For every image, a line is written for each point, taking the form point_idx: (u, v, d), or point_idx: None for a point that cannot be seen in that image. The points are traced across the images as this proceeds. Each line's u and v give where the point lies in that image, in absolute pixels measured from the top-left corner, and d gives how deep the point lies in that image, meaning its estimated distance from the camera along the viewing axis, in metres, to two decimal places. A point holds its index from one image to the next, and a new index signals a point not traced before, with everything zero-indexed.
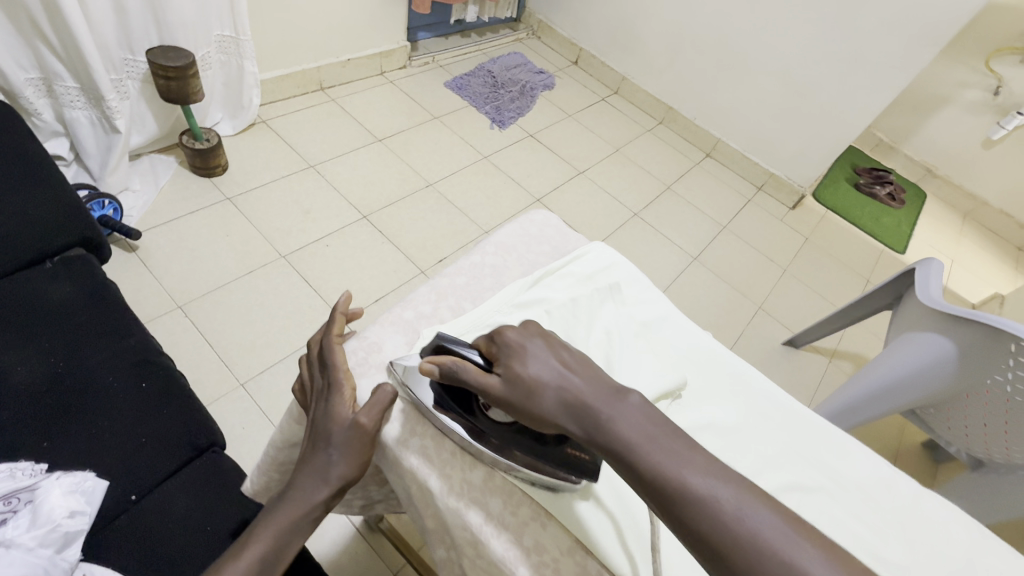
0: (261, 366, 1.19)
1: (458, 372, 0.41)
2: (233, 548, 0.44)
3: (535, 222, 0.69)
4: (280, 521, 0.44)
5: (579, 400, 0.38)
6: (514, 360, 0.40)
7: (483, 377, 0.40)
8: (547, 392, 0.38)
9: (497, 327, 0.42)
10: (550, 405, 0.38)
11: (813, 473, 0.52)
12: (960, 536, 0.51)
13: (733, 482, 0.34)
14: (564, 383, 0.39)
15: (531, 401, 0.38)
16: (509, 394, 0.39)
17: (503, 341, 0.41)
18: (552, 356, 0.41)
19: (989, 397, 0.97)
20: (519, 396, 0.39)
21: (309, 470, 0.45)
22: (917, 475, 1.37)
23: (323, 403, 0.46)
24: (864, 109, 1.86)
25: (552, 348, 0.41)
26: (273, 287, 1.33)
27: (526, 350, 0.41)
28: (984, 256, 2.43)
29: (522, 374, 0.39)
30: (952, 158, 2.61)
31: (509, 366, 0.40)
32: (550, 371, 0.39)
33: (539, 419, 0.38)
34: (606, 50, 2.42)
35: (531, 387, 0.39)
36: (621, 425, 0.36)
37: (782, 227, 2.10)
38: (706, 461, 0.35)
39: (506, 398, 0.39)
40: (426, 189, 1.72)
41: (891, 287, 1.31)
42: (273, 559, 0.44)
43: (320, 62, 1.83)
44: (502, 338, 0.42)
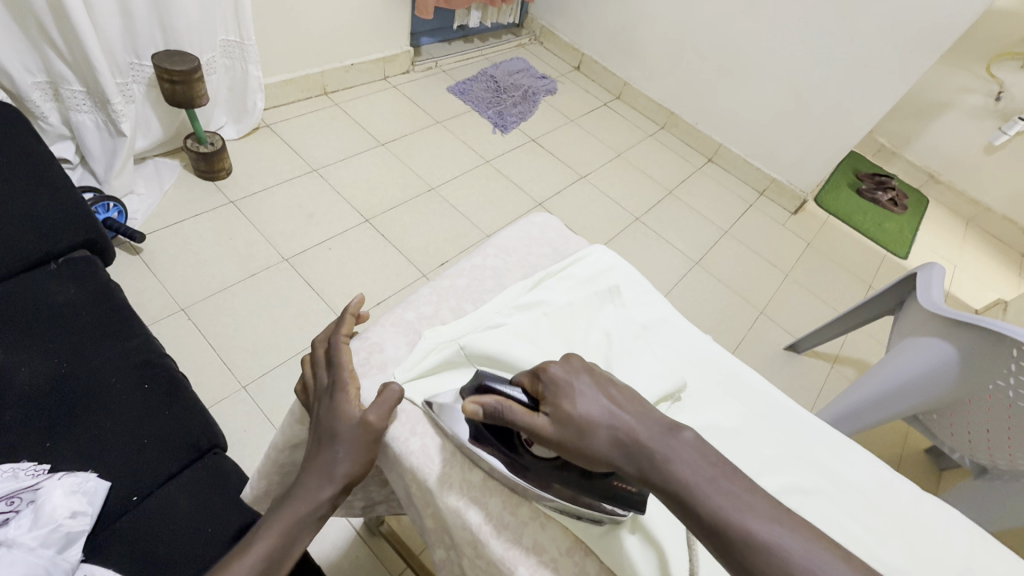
0: (263, 368, 1.20)
1: (504, 413, 0.40)
2: (240, 543, 0.45)
3: (536, 224, 0.70)
4: (288, 518, 0.45)
5: (632, 441, 0.38)
6: (561, 398, 0.40)
7: (531, 417, 0.40)
8: (597, 432, 0.38)
9: (540, 363, 0.42)
10: (602, 444, 0.38)
11: (813, 475, 0.52)
12: (960, 540, 0.51)
13: (796, 528, 0.34)
14: (614, 422, 0.39)
15: (582, 441, 0.38)
16: (558, 434, 0.39)
17: (549, 377, 0.41)
18: (600, 393, 0.40)
19: (992, 402, 0.97)
20: (569, 436, 0.39)
21: (316, 470, 0.45)
22: (920, 481, 1.36)
23: (330, 401, 0.46)
24: (864, 114, 1.86)
25: (600, 385, 0.41)
26: (276, 290, 1.34)
27: (574, 387, 0.40)
28: (987, 262, 2.42)
29: (572, 414, 0.39)
30: (954, 163, 2.61)
31: (558, 405, 0.39)
32: (601, 409, 0.39)
33: (591, 458, 0.38)
34: (608, 55, 2.43)
35: (580, 426, 0.39)
36: (676, 468, 0.36)
37: (783, 232, 2.10)
38: (766, 504, 0.35)
39: (556, 438, 0.39)
40: (428, 193, 1.73)
41: (892, 292, 1.31)
42: (280, 556, 0.44)
43: (324, 67, 1.84)
44: (548, 374, 0.41)
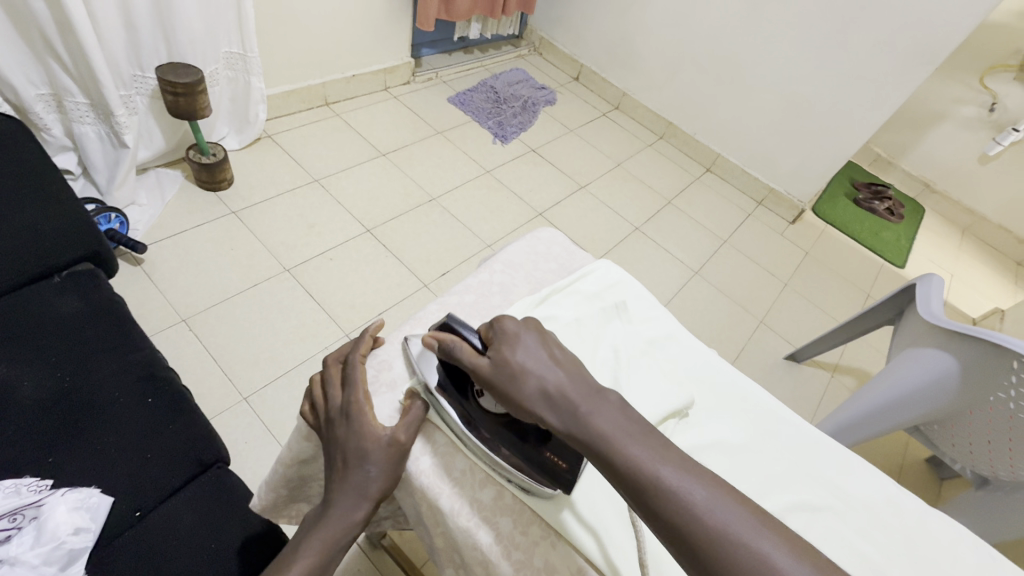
0: (265, 379, 1.19)
1: (453, 350, 0.45)
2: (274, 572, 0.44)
3: (542, 239, 0.70)
4: (323, 538, 0.44)
5: (559, 389, 0.40)
6: (504, 345, 0.43)
7: (475, 357, 0.43)
8: (528, 378, 0.41)
9: (498, 315, 0.46)
10: (529, 391, 0.40)
11: (821, 492, 0.52)
12: (967, 557, 0.51)
13: (705, 481, 0.35)
14: (545, 371, 0.41)
15: (514, 388, 0.41)
16: (494, 378, 0.42)
17: (500, 328, 0.44)
18: (543, 350, 0.43)
19: (992, 414, 0.97)
20: (502, 383, 0.41)
21: (347, 490, 0.44)
22: (922, 492, 1.36)
23: (354, 420, 0.45)
24: (860, 126, 1.88)
25: (545, 344, 0.43)
26: (277, 301, 1.33)
27: (518, 341, 0.43)
28: (983, 270, 2.44)
29: (509, 360, 0.42)
30: (950, 173, 2.64)
31: (500, 350, 0.43)
32: (538, 362, 0.41)
33: (519, 404, 0.40)
34: (606, 66, 2.45)
35: (515, 373, 0.41)
36: (600, 418, 0.38)
37: (781, 241, 2.11)
38: (680, 459, 0.36)
39: (492, 381, 0.42)
40: (429, 203, 1.74)
41: (892, 303, 1.32)
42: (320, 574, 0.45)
43: (326, 79, 1.86)
44: (500, 325, 0.45)
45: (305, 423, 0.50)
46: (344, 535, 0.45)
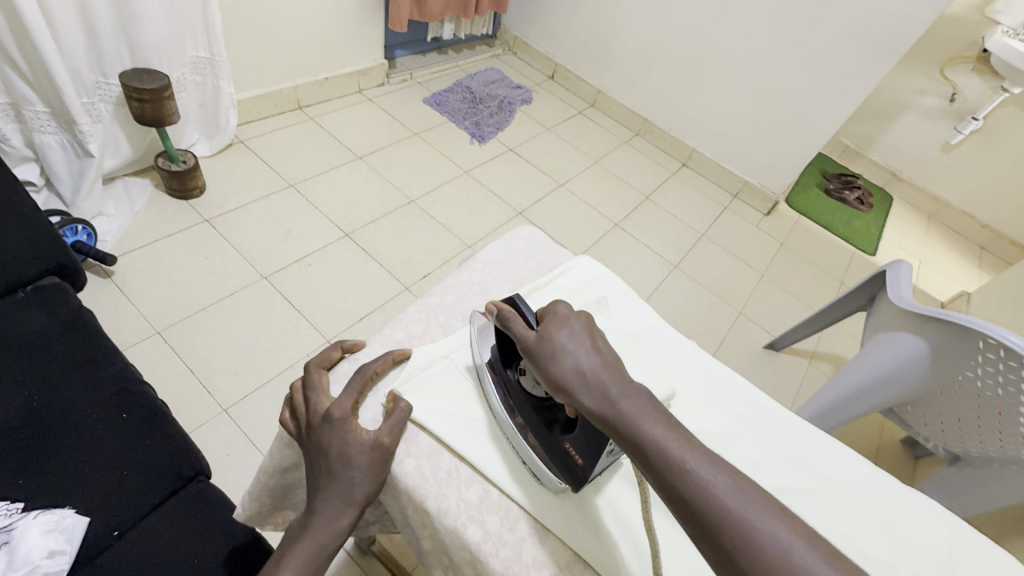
0: (245, 389, 1.17)
1: (505, 323, 0.46)
2: None
3: (520, 238, 0.70)
4: (311, 547, 0.43)
5: (595, 371, 0.40)
6: (552, 325, 0.44)
7: (522, 331, 0.45)
8: (569, 357, 0.41)
9: (555, 299, 0.46)
10: (565, 369, 0.41)
11: (799, 476, 0.54)
12: (941, 532, 0.53)
13: (731, 477, 0.35)
14: (585, 355, 0.41)
15: (551, 364, 0.41)
16: (535, 352, 0.43)
17: (554, 310, 0.45)
18: (586, 335, 0.43)
19: (961, 393, 1.01)
20: (543, 357, 0.42)
21: (332, 497, 0.43)
22: (898, 472, 1.41)
23: (340, 425, 0.44)
24: (829, 118, 1.93)
25: (591, 331, 0.43)
26: (255, 309, 1.31)
27: (566, 324, 0.44)
28: (949, 255, 2.53)
29: (551, 339, 0.42)
30: (915, 162, 2.72)
31: (546, 329, 0.43)
32: (578, 345, 0.42)
33: (554, 381, 0.41)
34: (581, 64, 2.47)
35: (555, 351, 0.42)
36: (629, 402, 0.38)
37: (757, 233, 2.15)
38: (707, 453, 0.36)
39: (533, 356, 0.43)
40: (408, 205, 1.72)
41: (865, 289, 1.35)
42: None
43: (298, 82, 1.83)
44: (554, 308, 0.45)
45: (285, 430, 0.49)
46: (330, 544, 0.44)
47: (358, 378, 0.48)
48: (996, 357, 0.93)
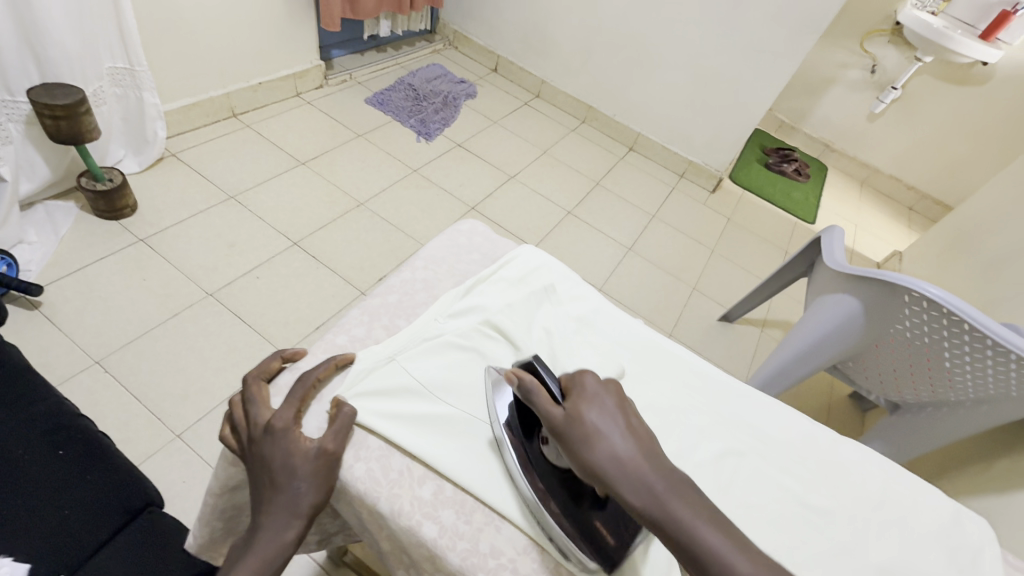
0: (198, 413, 1.12)
1: (530, 393, 0.44)
2: None
3: (462, 232, 0.70)
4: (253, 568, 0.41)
5: (634, 460, 0.39)
6: (583, 403, 0.42)
7: (550, 406, 0.43)
8: (604, 440, 0.40)
9: (581, 369, 0.46)
10: (601, 457, 0.39)
11: (743, 437, 0.57)
12: (873, 474, 0.58)
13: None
14: (620, 438, 0.40)
15: (585, 447, 0.40)
16: (564, 432, 0.41)
17: (581, 383, 0.44)
18: (619, 415, 0.42)
19: (894, 344, 1.08)
20: (575, 441, 0.40)
21: (276, 510, 0.42)
22: (849, 426, 1.50)
23: (285, 435, 0.44)
24: (761, 95, 2.01)
25: (622, 409, 0.42)
26: (202, 327, 1.26)
27: (596, 402, 0.43)
28: (881, 218, 2.69)
29: (585, 420, 0.41)
30: (845, 132, 2.87)
31: (579, 407, 0.42)
32: (612, 427, 0.41)
33: (588, 468, 0.39)
34: (522, 55, 2.47)
35: (588, 435, 0.40)
36: (673, 496, 0.37)
37: (705, 210, 2.23)
38: (755, 551, 0.36)
39: (563, 434, 0.41)
40: (358, 208, 1.69)
41: (805, 256, 1.42)
42: None
43: (229, 88, 1.76)
44: (581, 380, 0.44)
45: (227, 448, 0.48)
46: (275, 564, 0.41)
47: (298, 387, 0.47)
48: (920, 308, 1.00)
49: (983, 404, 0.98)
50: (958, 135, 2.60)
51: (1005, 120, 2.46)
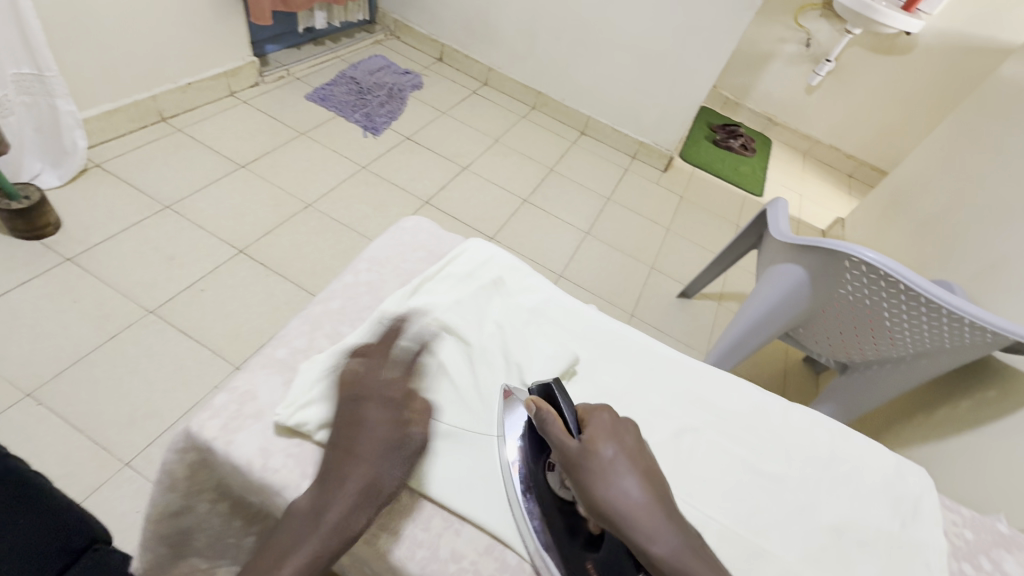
0: (147, 438, 1.07)
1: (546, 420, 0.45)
2: None
3: (406, 229, 0.69)
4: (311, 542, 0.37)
5: (644, 505, 0.38)
6: (601, 439, 0.42)
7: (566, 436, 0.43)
8: (612, 484, 0.39)
9: (604, 404, 0.45)
10: (611, 496, 0.39)
11: (699, 414, 0.58)
12: (822, 437, 0.60)
13: None
14: (632, 484, 0.39)
15: (595, 484, 0.39)
16: (574, 468, 0.41)
17: (603, 419, 0.44)
18: (636, 456, 0.41)
19: (838, 307, 1.13)
20: (585, 474, 0.40)
21: (353, 477, 0.41)
22: (804, 389, 1.57)
23: (387, 399, 0.45)
24: (704, 73, 2.05)
25: (639, 451, 0.42)
26: (145, 348, 1.19)
27: (615, 440, 0.42)
28: (823, 187, 2.81)
29: (600, 456, 0.41)
30: (786, 106, 2.97)
31: (597, 443, 0.42)
32: (627, 468, 0.40)
33: (594, 503, 0.39)
34: (466, 43, 2.42)
35: (601, 472, 0.40)
36: (680, 549, 0.36)
37: (658, 190, 2.27)
38: None
39: (571, 469, 0.41)
40: (306, 210, 1.63)
41: (754, 228, 1.46)
42: None
43: (155, 91, 1.64)
44: (603, 415, 0.44)
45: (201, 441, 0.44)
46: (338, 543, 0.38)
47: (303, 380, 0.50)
48: (860, 272, 1.04)
49: (923, 357, 1.05)
50: (888, 103, 2.73)
51: (929, 86, 2.60)
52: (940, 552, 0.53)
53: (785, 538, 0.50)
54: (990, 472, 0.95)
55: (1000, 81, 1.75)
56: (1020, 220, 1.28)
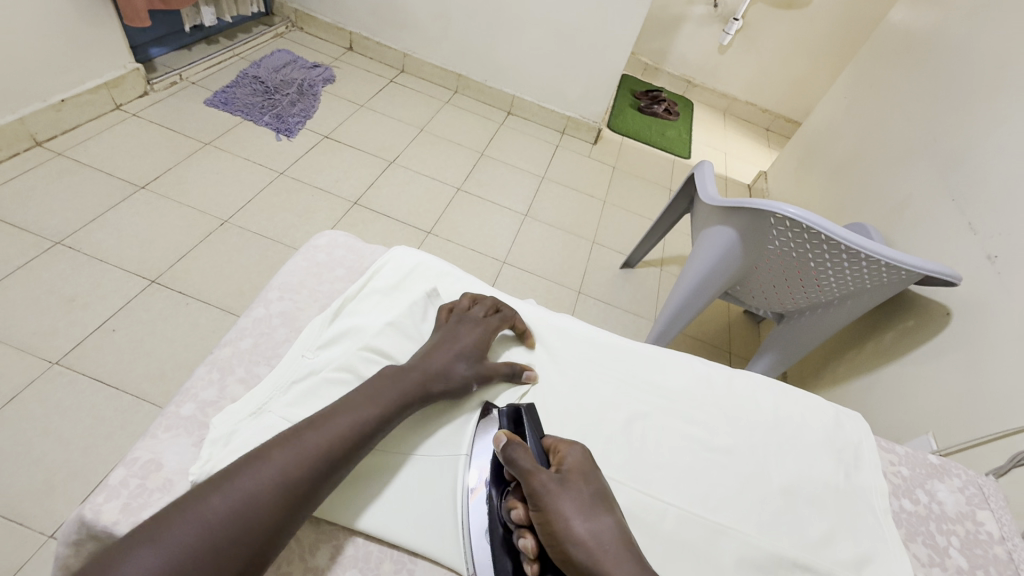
0: (73, 504, 0.96)
1: (521, 453, 0.50)
2: (239, 469, 0.43)
3: (321, 247, 0.74)
4: (303, 446, 0.45)
5: (610, 539, 0.45)
6: (576, 476, 0.49)
7: (542, 468, 0.49)
8: (588, 518, 0.46)
9: (576, 443, 0.52)
10: (582, 529, 0.45)
11: (647, 399, 0.63)
12: (764, 398, 0.66)
13: None
14: (604, 518, 0.47)
15: (568, 518, 0.45)
16: (550, 501, 0.46)
17: (576, 457, 0.50)
18: (603, 496, 0.48)
19: (769, 262, 1.17)
20: (561, 507, 0.46)
21: (413, 372, 0.55)
22: (748, 340, 1.65)
23: (481, 322, 0.63)
24: (622, 42, 2.04)
25: (604, 492, 0.49)
26: (55, 404, 1.06)
27: (586, 479, 0.49)
28: (745, 143, 2.92)
29: (575, 492, 0.47)
30: (702, 67, 3.05)
31: (572, 479, 0.48)
32: (597, 507, 0.47)
33: (568, 534, 0.45)
34: (377, 29, 2.30)
35: (574, 507, 0.46)
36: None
37: (591, 163, 2.27)
38: None
39: (546, 502, 0.46)
40: (223, 227, 1.50)
41: (684, 194, 1.48)
42: (260, 489, 0.42)
43: (22, 113, 1.44)
44: (576, 454, 0.51)
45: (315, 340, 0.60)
46: (322, 456, 0.45)
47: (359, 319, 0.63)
48: (785, 228, 1.08)
49: (848, 299, 1.12)
50: (794, 56, 2.85)
51: (829, 36, 2.73)
52: (878, 492, 0.60)
53: (742, 508, 0.55)
54: (913, 399, 1.03)
55: (891, 27, 1.86)
56: (918, 160, 1.37)
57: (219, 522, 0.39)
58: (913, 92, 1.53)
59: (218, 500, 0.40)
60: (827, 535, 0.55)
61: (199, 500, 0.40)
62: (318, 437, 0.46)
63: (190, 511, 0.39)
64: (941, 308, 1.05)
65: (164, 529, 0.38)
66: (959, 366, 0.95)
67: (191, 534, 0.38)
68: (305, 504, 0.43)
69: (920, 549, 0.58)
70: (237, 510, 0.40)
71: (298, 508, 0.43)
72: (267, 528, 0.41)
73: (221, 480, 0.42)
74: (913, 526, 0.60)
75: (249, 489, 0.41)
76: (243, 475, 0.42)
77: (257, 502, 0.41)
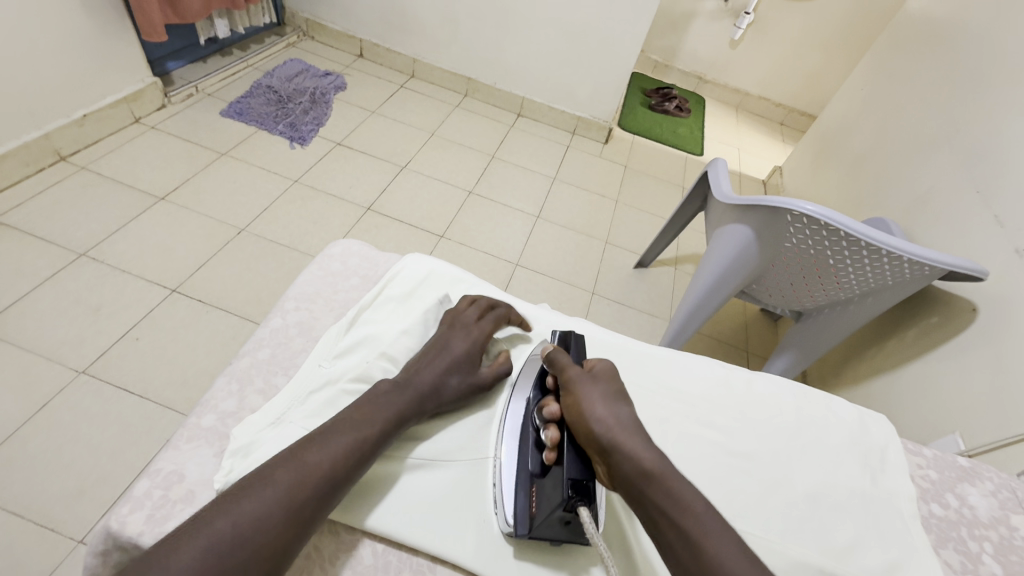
0: (99, 510, 0.98)
1: (560, 358, 0.59)
2: (243, 492, 0.42)
3: (336, 256, 0.75)
4: (307, 470, 0.45)
5: (625, 418, 0.51)
6: (602, 375, 0.56)
7: (574, 368, 0.57)
8: (609, 404, 0.52)
9: (606, 358, 0.59)
10: (601, 408, 0.51)
11: (665, 404, 0.62)
12: (787, 401, 0.65)
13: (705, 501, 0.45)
14: (623, 406, 0.52)
15: (589, 399, 0.52)
16: (577, 388, 0.54)
17: (604, 366, 0.58)
18: (623, 393, 0.54)
19: (786, 260, 1.15)
20: (584, 393, 0.53)
21: (409, 392, 0.54)
22: (766, 338, 1.62)
23: (474, 326, 0.64)
24: (631, 40, 2.03)
25: (625, 391, 0.55)
26: (82, 412, 1.09)
27: (610, 379, 0.56)
28: (759, 138, 2.88)
29: (597, 385, 0.55)
30: (713, 63, 3.01)
31: (598, 377, 0.56)
32: (617, 398, 0.53)
33: (588, 413, 0.51)
34: (386, 35, 2.31)
35: (595, 395, 0.53)
36: (643, 448, 0.48)
37: (602, 162, 2.27)
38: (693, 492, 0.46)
39: (573, 389, 0.54)
40: (240, 235, 1.53)
41: (697, 192, 1.47)
42: (266, 514, 0.41)
43: (46, 128, 1.48)
44: (605, 363, 0.58)
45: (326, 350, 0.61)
46: (326, 478, 0.45)
47: (365, 324, 0.64)
48: (802, 225, 1.06)
49: (869, 296, 1.09)
50: (808, 49, 2.80)
51: (843, 27, 2.68)
52: (908, 496, 0.58)
53: (765, 513, 0.54)
54: (939, 397, 1.01)
55: (908, 16, 1.81)
56: (940, 151, 1.34)
57: (227, 547, 0.39)
58: (933, 81, 1.49)
59: (223, 524, 0.40)
60: (853, 542, 0.53)
61: (203, 525, 0.40)
62: (324, 457, 0.46)
63: (194, 537, 0.39)
64: (966, 303, 1.03)
65: (171, 559, 0.37)
66: (987, 362, 0.93)
67: (198, 559, 0.38)
68: (308, 529, 0.43)
69: (952, 555, 0.57)
70: (243, 536, 0.40)
71: (300, 533, 0.43)
72: (274, 552, 0.40)
73: (222, 506, 0.41)
74: (944, 531, 0.59)
75: (256, 513, 0.41)
76: (246, 499, 0.42)
77: (264, 527, 0.41)
